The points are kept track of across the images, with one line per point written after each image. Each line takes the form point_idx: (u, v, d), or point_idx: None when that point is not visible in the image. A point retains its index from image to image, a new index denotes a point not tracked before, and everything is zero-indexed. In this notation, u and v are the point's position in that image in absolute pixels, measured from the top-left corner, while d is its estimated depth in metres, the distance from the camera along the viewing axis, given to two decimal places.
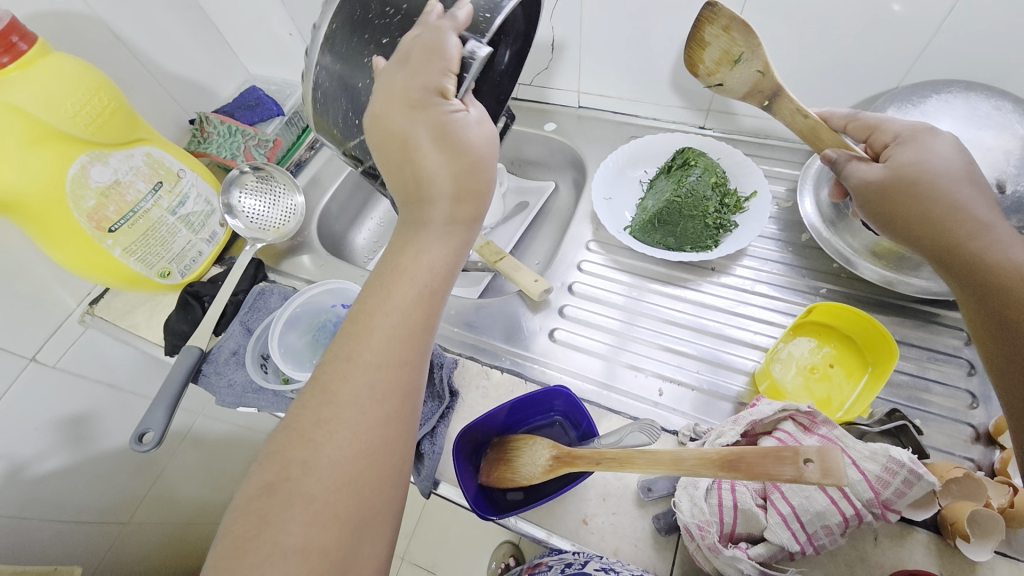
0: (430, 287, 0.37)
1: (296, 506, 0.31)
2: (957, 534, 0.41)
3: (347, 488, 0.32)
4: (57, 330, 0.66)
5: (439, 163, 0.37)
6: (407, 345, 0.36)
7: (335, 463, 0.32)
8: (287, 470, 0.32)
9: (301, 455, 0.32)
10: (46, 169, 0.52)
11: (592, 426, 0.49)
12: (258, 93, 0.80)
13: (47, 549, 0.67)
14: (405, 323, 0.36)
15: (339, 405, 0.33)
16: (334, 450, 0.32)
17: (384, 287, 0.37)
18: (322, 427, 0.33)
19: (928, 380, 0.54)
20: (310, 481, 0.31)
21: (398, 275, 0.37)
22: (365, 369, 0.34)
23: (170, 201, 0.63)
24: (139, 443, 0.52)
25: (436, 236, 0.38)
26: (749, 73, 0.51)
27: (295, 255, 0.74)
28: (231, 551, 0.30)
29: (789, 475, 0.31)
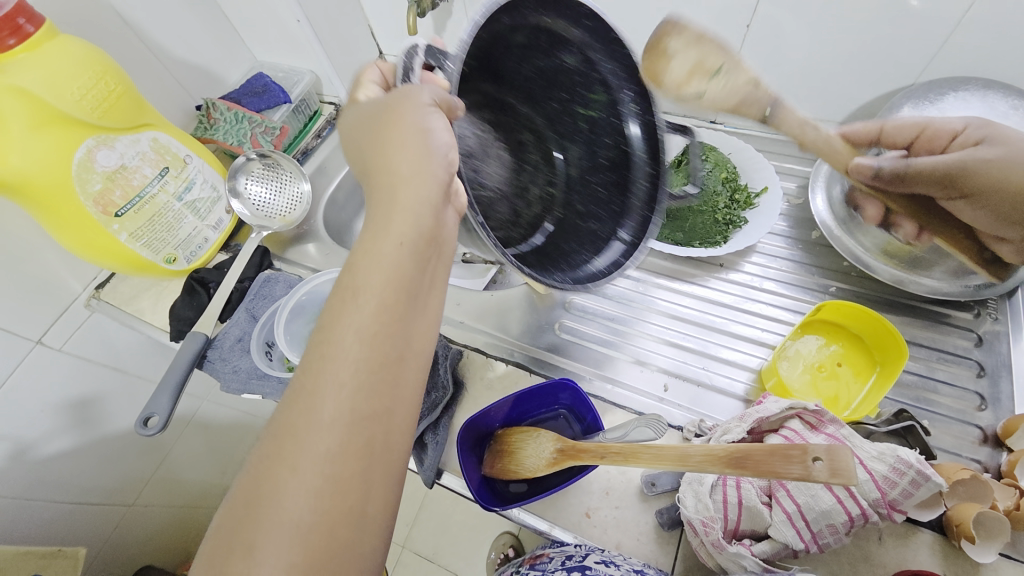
0: (409, 247, 0.33)
1: (284, 507, 0.26)
2: (961, 535, 0.41)
3: (328, 519, 0.27)
4: (63, 313, 0.66)
5: (385, 142, 0.37)
6: (390, 314, 0.31)
7: (307, 492, 0.27)
8: (273, 468, 0.27)
9: (268, 487, 0.27)
10: (53, 154, 0.51)
11: (597, 421, 0.48)
12: (264, 80, 0.79)
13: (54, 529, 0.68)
14: (387, 289, 0.31)
15: (322, 388, 0.29)
16: (311, 456, 0.27)
17: (357, 255, 0.32)
18: (295, 448, 0.27)
19: (936, 380, 0.54)
20: (280, 516, 0.26)
21: (364, 258, 0.32)
22: (337, 375, 0.29)
23: (175, 186, 0.63)
24: (144, 427, 0.53)
25: (403, 197, 0.34)
26: (735, 81, 0.49)
27: (300, 243, 0.74)
28: (214, 567, 0.25)
29: (796, 473, 0.30)
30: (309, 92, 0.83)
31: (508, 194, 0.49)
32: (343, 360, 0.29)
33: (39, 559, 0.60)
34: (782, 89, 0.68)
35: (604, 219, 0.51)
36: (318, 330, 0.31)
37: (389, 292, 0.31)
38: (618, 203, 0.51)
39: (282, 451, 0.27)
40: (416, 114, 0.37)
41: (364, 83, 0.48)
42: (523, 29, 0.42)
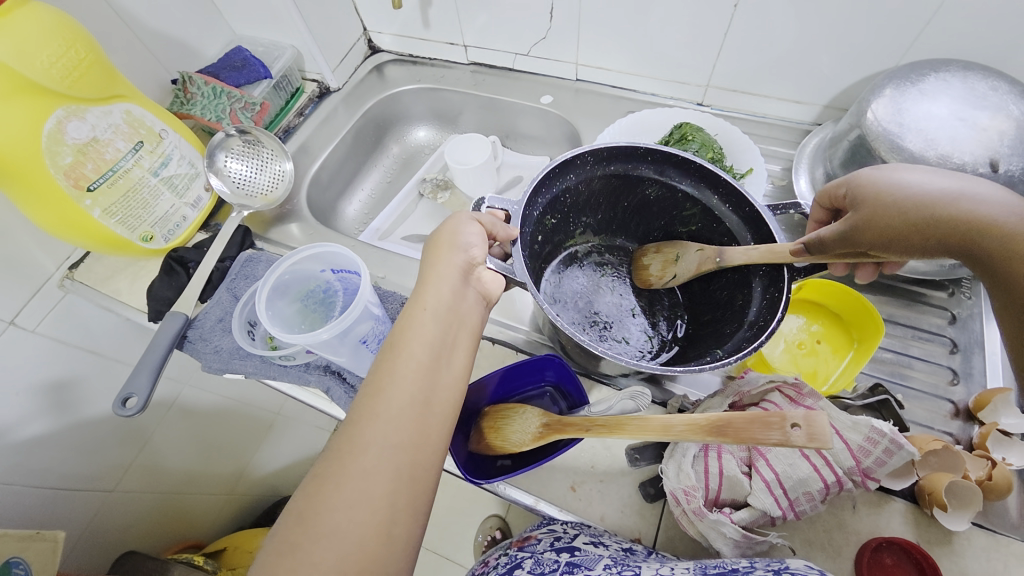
0: (448, 317, 0.40)
1: (335, 512, 0.31)
2: (934, 504, 0.42)
3: (367, 535, 0.31)
4: (38, 291, 0.66)
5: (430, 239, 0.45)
6: (432, 365, 0.37)
7: (352, 507, 0.31)
8: (327, 481, 0.32)
9: (318, 503, 0.31)
10: (19, 123, 0.49)
11: (580, 396, 0.49)
12: (243, 54, 0.76)
13: (37, 514, 0.67)
14: (430, 346, 0.38)
15: (374, 420, 0.34)
16: (361, 474, 0.32)
17: (404, 320, 0.39)
18: (346, 471, 0.32)
19: (911, 357, 0.55)
20: (329, 526, 0.31)
21: (408, 325, 0.39)
22: (382, 413, 0.34)
23: (151, 161, 0.61)
24: (122, 408, 0.52)
25: (443, 278, 0.41)
26: (691, 255, 0.52)
27: (283, 223, 0.74)
28: (280, 557, 0.30)
29: (774, 439, 0.31)
30: (290, 68, 0.81)
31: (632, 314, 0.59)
32: (393, 399, 0.35)
33: (17, 542, 0.60)
34: (768, 71, 0.68)
35: (728, 319, 0.50)
36: (367, 378, 0.37)
37: (427, 351, 0.37)
38: (741, 300, 0.50)
39: (336, 469, 0.32)
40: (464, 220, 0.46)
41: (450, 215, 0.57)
42: (595, 182, 0.55)
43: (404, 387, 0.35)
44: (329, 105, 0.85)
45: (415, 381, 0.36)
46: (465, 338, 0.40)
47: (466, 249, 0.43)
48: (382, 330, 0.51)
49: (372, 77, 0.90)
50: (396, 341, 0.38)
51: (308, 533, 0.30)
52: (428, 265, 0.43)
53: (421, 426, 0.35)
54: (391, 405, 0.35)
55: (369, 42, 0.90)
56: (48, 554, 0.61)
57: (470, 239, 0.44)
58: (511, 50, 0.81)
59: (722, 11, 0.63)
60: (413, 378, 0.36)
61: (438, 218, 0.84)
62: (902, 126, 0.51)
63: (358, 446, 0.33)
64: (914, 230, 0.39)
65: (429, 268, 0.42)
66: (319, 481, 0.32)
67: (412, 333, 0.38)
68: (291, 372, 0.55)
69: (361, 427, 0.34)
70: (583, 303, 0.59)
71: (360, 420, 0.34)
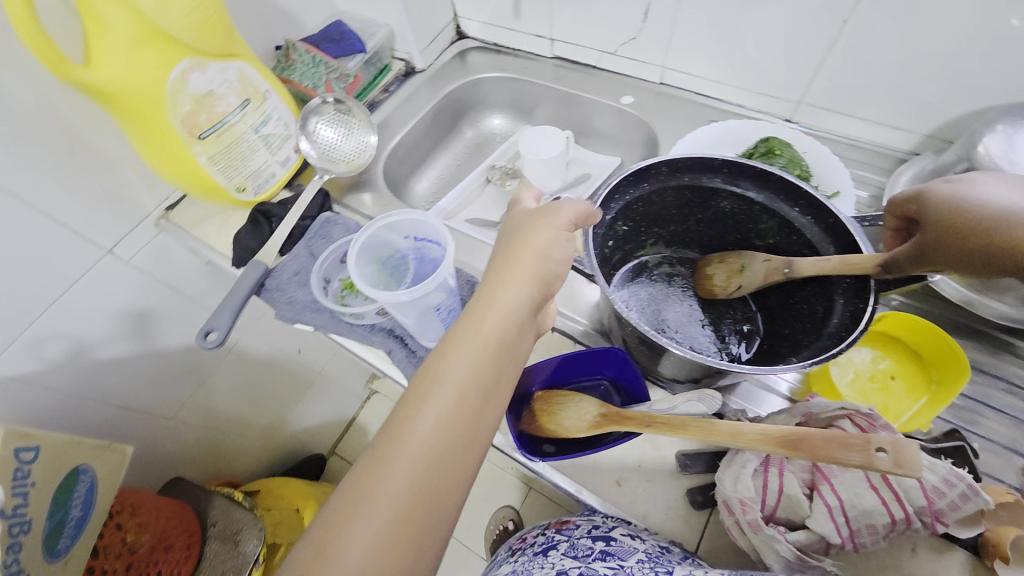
0: (513, 322, 0.39)
1: (382, 499, 0.33)
2: (997, 556, 0.40)
3: (408, 516, 0.33)
4: (135, 227, 0.70)
5: (513, 235, 0.44)
6: (491, 368, 0.37)
7: (403, 484, 0.33)
8: (377, 468, 0.34)
9: (367, 488, 0.33)
10: (149, 68, 0.53)
11: (640, 394, 0.49)
12: (342, 29, 0.80)
13: (92, 426, 0.74)
14: (493, 349, 0.38)
15: (427, 415, 0.35)
16: (409, 468, 0.33)
17: (469, 317, 0.39)
18: (399, 451, 0.34)
19: (990, 407, 0.52)
20: (377, 507, 0.33)
21: (471, 323, 0.39)
22: (437, 409, 0.35)
23: (254, 118, 0.64)
24: (204, 340, 0.56)
25: (517, 282, 0.40)
26: (758, 266, 0.50)
27: (358, 191, 0.77)
28: (330, 531, 0.32)
29: (856, 461, 0.30)
30: (383, 46, 0.84)
31: (703, 326, 0.58)
32: (451, 389, 0.36)
33: (90, 450, 0.64)
34: (868, 93, 0.65)
35: (810, 331, 0.49)
36: (424, 369, 0.37)
37: (486, 353, 0.37)
38: (823, 311, 0.48)
39: (393, 447, 0.34)
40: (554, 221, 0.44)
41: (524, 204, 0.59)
42: (667, 192, 0.54)
43: (464, 380, 0.36)
44: (413, 85, 0.88)
45: (476, 377, 0.37)
46: (525, 337, 0.40)
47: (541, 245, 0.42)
48: (451, 302, 0.53)
49: (455, 62, 0.92)
50: (456, 338, 0.38)
51: (359, 502, 0.33)
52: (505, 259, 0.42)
53: (472, 419, 0.36)
54: (448, 394, 0.36)
55: (457, 28, 0.93)
56: (113, 465, 0.67)
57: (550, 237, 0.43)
58: (598, 48, 0.81)
59: (829, 26, 0.61)
60: (473, 373, 0.37)
61: (503, 205, 0.85)
62: (1014, 164, 0.48)
63: (415, 429, 0.35)
64: (988, 250, 0.38)
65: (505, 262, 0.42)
66: (374, 456, 0.34)
67: (481, 327, 0.39)
68: (358, 331, 0.58)
69: (419, 411, 0.35)
70: (651, 311, 0.59)
71: (419, 404, 0.36)
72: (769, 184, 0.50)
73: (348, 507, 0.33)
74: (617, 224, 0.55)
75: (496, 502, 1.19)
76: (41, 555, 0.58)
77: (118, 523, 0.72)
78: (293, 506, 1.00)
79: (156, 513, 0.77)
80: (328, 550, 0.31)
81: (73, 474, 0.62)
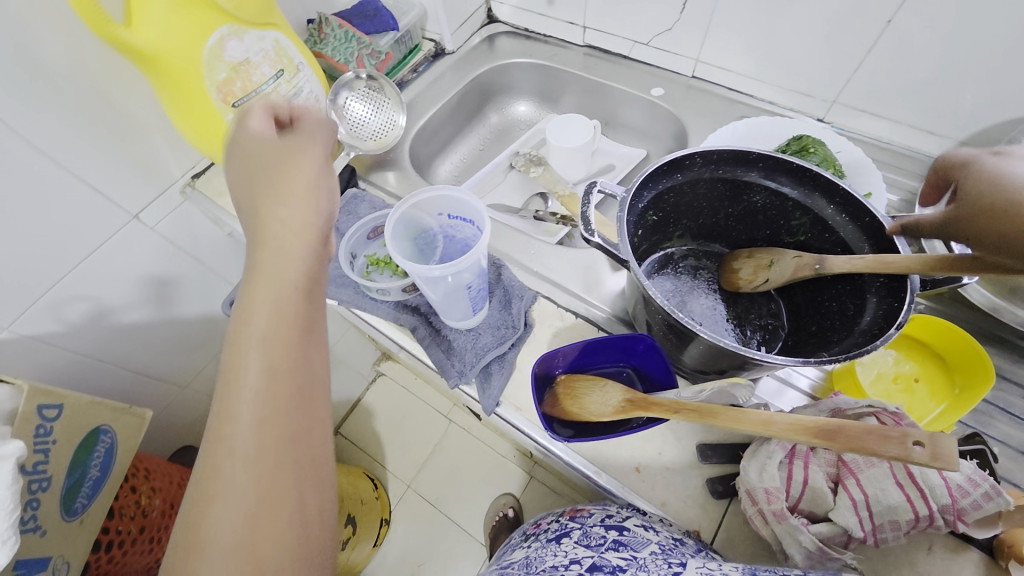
0: (270, 284, 0.35)
1: (223, 508, 0.31)
2: (1011, 557, 0.40)
3: (274, 489, 0.32)
4: (162, 193, 0.70)
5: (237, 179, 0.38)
6: (271, 345, 0.34)
7: (243, 487, 0.31)
8: (210, 480, 0.31)
9: (206, 503, 0.31)
10: (188, 32, 0.53)
11: (665, 380, 0.50)
12: (376, 5, 0.78)
13: (110, 390, 0.75)
14: (236, 326, 0.34)
15: (246, 414, 0.32)
16: (242, 472, 0.32)
17: (243, 296, 0.34)
18: (240, 428, 0.32)
19: (1011, 414, 0.52)
20: (223, 519, 0.31)
21: (246, 302, 0.34)
22: (251, 402, 0.32)
23: (287, 90, 0.64)
24: (230, 309, 0.57)
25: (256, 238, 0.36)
26: (787, 261, 0.50)
27: (383, 170, 0.77)
28: (185, 553, 0.31)
29: (892, 453, 0.31)
30: (414, 25, 0.84)
31: (727, 320, 0.57)
32: (258, 379, 0.33)
33: (112, 412, 0.65)
34: (906, 96, 0.64)
35: (840, 328, 0.49)
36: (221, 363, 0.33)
37: (284, 332, 0.34)
38: (854, 309, 0.48)
39: (234, 426, 0.32)
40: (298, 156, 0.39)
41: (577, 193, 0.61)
42: (700, 184, 0.54)
43: (286, 326, 0.34)
44: (442, 67, 0.88)
45: (294, 323, 0.35)
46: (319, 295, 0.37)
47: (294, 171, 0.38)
48: (481, 282, 0.52)
49: (484, 46, 0.92)
50: (241, 322, 0.34)
51: (211, 495, 0.31)
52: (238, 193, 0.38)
53: (304, 364, 0.35)
54: (283, 349, 0.34)
55: (488, 11, 0.92)
56: (133, 428, 0.69)
57: (304, 155, 0.39)
58: (631, 37, 0.81)
59: (872, 26, 0.60)
60: (296, 319, 0.35)
61: (526, 191, 0.85)
62: None
63: (240, 403, 0.32)
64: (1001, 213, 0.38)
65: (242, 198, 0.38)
66: (217, 441, 0.32)
67: (289, 264, 0.35)
68: (382, 307, 0.58)
69: (248, 378, 0.33)
70: (676, 303, 0.59)
71: (245, 373, 0.33)
72: (805, 180, 0.50)
73: (204, 508, 0.31)
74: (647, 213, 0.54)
75: (496, 489, 1.20)
76: (58, 512, 0.58)
77: (133, 486, 0.71)
78: None
79: (168, 479, 0.79)
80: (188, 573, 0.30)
81: (94, 434, 0.63)
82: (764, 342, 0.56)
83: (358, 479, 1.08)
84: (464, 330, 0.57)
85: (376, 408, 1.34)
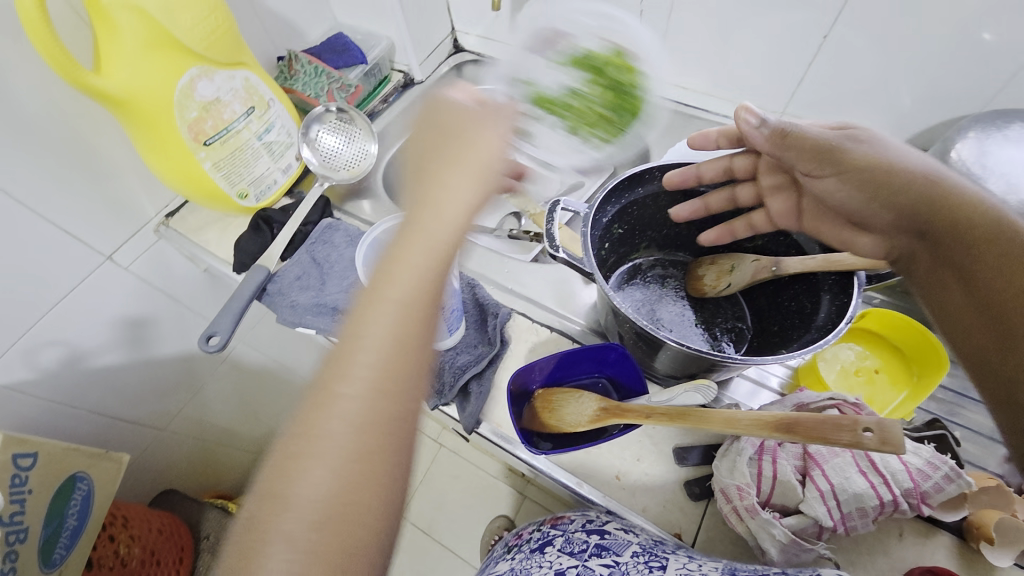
0: (426, 282, 0.34)
1: (309, 487, 0.28)
2: (981, 538, 0.42)
3: (308, 503, 0.28)
4: (135, 232, 0.70)
5: (426, 150, 0.41)
6: (403, 335, 0.32)
7: (333, 463, 0.29)
8: (296, 452, 0.29)
9: (292, 473, 0.29)
10: (158, 75, 0.55)
11: (638, 388, 0.51)
12: (344, 40, 0.82)
13: (83, 435, 0.73)
14: (396, 312, 0.32)
15: (342, 391, 0.30)
16: (336, 444, 0.29)
17: (382, 274, 0.33)
18: (309, 433, 0.29)
19: (968, 398, 0.55)
20: (304, 488, 0.28)
21: (387, 279, 0.33)
22: (353, 380, 0.31)
23: (258, 126, 0.66)
24: (206, 344, 0.57)
25: (426, 224, 0.36)
26: (747, 265, 0.53)
27: (357, 198, 0.79)
28: (255, 530, 0.27)
29: (845, 440, 0.32)
30: (382, 57, 0.87)
31: (696, 323, 0.60)
32: (369, 361, 0.31)
33: (87, 458, 0.64)
34: (846, 105, 0.69)
35: (799, 325, 0.51)
36: (345, 328, 0.32)
37: (408, 307, 0.33)
38: (811, 307, 0.51)
39: (301, 423, 0.30)
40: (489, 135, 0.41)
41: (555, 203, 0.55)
42: (661, 197, 0.57)
43: (394, 308, 0.32)
44: (411, 96, 0.91)
45: (394, 329, 0.32)
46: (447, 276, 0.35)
47: (447, 175, 0.38)
48: (455, 302, 0.53)
49: (451, 74, 0.95)
50: (373, 296, 0.33)
51: (299, 466, 0.29)
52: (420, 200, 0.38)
53: (396, 369, 0.31)
54: (370, 349, 0.31)
55: (454, 42, 0.96)
56: (109, 474, 0.67)
57: (473, 138, 0.40)
58: None
59: (811, 41, 0.65)
60: (396, 315, 0.32)
61: (499, 212, 0.86)
62: (986, 169, 0.51)
63: (349, 374, 0.31)
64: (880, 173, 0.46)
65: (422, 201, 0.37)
66: (285, 431, 0.30)
67: (409, 256, 0.34)
68: None
69: (322, 390, 0.31)
70: (646, 310, 0.61)
71: (323, 383, 0.31)
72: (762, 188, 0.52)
73: (283, 478, 0.29)
74: (612, 226, 0.56)
75: (490, 512, 1.18)
76: (35, 565, 0.56)
77: (110, 535, 0.68)
78: None
79: (147, 526, 0.74)
80: (255, 547, 0.27)
81: (70, 481, 0.61)
82: (733, 343, 0.58)
83: None
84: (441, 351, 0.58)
85: None
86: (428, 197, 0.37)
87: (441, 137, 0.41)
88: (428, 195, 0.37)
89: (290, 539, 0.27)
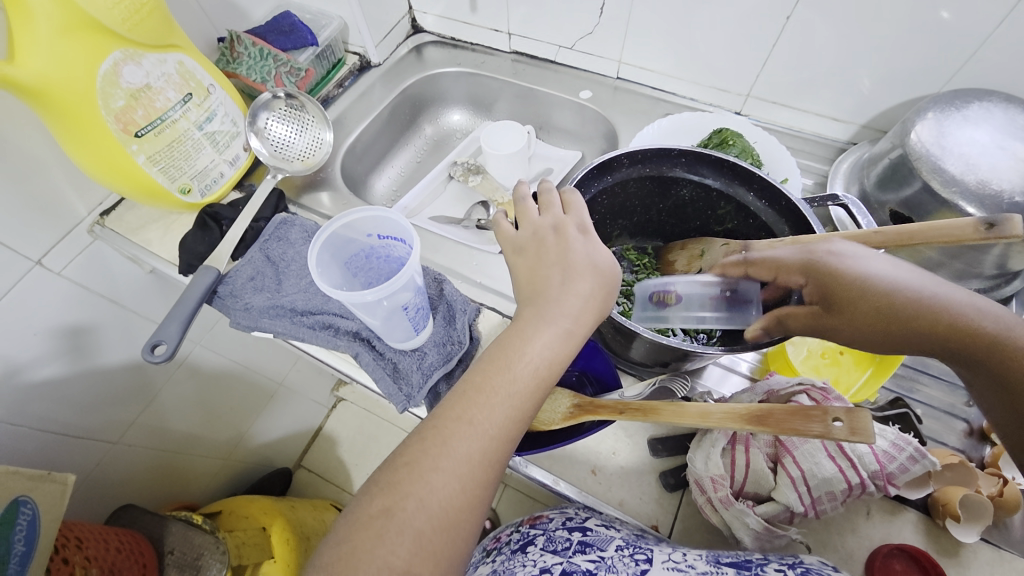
0: (540, 374, 0.39)
1: (406, 512, 0.34)
2: (946, 515, 0.43)
3: (400, 527, 0.33)
4: (67, 235, 0.63)
5: (530, 269, 0.44)
6: (515, 410, 0.38)
7: (432, 502, 0.34)
8: (396, 480, 0.35)
9: (395, 502, 0.34)
10: (77, 60, 0.49)
11: (611, 379, 0.50)
12: (292, 20, 0.76)
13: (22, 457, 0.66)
14: (516, 391, 0.38)
15: (447, 440, 0.36)
16: (434, 483, 0.35)
17: (502, 353, 0.39)
18: (418, 466, 0.35)
19: (927, 373, 0.57)
20: (406, 514, 0.34)
21: (511, 356, 0.39)
22: (461, 436, 0.36)
23: (197, 115, 0.61)
24: (152, 354, 0.52)
25: (540, 329, 0.40)
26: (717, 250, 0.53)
27: (315, 190, 0.75)
28: (359, 542, 0.33)
29: (816, 431, 0.32)
30: (335, 39, 0.82)
31: None
32: (480, 427, 0.37)
33: (26, 480, 0.53)
34: (808, 87, 0.69)
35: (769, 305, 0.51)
36: (460, 390, 0.39)
37: (521, 392, 0.38)
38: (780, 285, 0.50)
39: (439, 435, 0.36)
40: (601, 271, 0.43)
41: (546, 209, 0.47)
42: (630, 184, 0.55)
43: (519, 382, 0.38)
44: (368, 80, 0.86)
45: (507, 404, 0.38)
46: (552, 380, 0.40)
47: (593, 291, 0.41)
48: (419, 301, 0.51)
49: (411, 57, 0.91)
50: (493, 362, 0.39)
51: (403, 496, 0.34)
52: (532, 292, 0.42)
53: (500, 447, 0.37)
54: (503, 398, 0.38)
55: (412, 22, 0.91)
56: (56, 497, 0.55)
57: (584, 279, 0.42)
58: (556, 43, 0.82)
59: (774, 23, 0.64)
60: (515, 398, 0.38)
61: (466, 202, 0.83)
62: (944, 150, 0.51)
63: (461, 435, 0.36)
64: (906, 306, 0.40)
65: (535, 295, 0.42)
66: (410, 441, 0.37)
67: (531, 339, 0.40)
68: (321, 336, 0.56)
69: (433, 435, 0.37)
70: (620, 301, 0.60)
71: (436, 429, 0.37)
72: (738, 164, 0.50)
73: (386, 503, 0.34)
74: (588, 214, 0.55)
75: None
76: None
77: (64, 558, 0.57)
78: (258, 524, 0.89)
79: (104, 545, 0.64)
80: (354, 551, 0.32)
81: (11, 507, 0.50)
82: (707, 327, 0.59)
83: (323, 512, 1.07)
84: (408, 351, 0.55)
85: (341, 434, 1.32)
86: (556, 299, 0.41)
87: (552, 260, 0.43)
88: (554, 295, 0.41)
89: (391, 555, 0.32)
